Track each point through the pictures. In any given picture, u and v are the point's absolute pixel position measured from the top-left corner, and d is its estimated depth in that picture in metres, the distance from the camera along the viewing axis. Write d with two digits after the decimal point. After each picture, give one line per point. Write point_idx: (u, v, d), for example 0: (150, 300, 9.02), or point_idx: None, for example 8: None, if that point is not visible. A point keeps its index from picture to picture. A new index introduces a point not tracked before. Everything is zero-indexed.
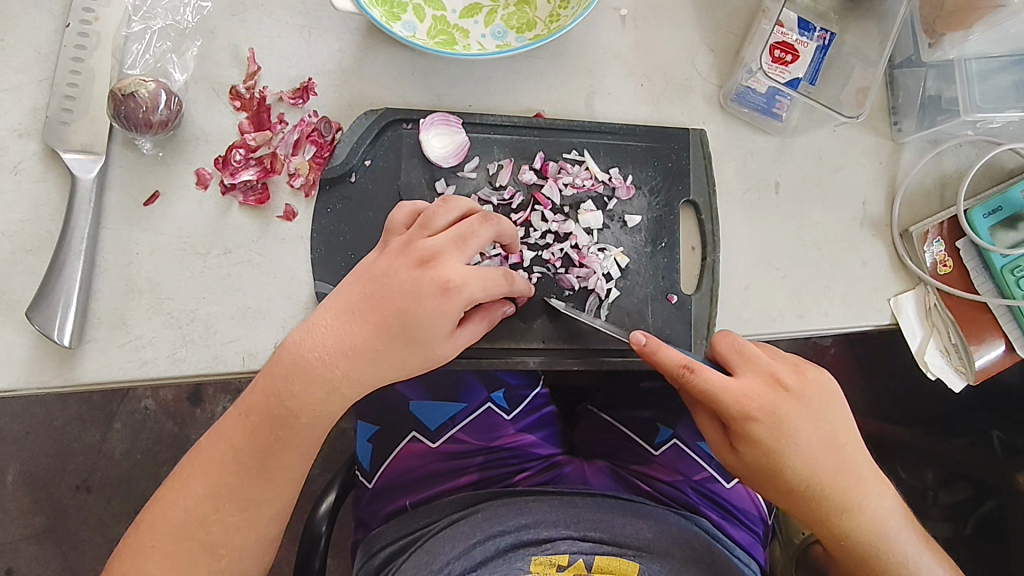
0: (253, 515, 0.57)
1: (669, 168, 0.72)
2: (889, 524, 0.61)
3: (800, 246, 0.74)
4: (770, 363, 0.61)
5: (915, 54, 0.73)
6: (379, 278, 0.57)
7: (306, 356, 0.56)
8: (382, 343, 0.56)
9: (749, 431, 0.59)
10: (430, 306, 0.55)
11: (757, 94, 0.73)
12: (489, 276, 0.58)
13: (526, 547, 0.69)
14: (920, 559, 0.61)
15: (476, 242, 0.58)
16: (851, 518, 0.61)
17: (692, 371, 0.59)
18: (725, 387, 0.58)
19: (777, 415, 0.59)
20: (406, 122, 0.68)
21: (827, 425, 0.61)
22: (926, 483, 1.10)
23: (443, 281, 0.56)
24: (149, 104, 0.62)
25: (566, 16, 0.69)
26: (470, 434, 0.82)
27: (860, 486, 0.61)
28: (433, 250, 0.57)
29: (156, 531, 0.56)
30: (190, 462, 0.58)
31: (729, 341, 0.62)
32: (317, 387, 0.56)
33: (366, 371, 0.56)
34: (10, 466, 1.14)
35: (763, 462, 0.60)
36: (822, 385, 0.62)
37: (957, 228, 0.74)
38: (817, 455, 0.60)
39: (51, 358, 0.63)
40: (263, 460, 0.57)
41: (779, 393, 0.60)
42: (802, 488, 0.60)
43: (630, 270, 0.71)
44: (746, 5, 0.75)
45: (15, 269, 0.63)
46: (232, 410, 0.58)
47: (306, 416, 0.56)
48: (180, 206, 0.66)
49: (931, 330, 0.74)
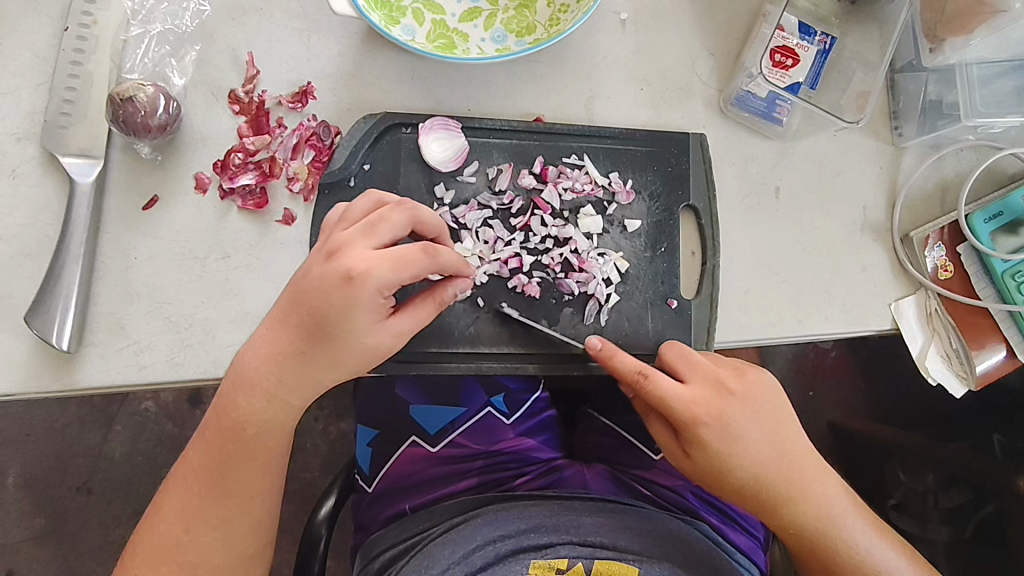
0: (224, 534, 0.58)
1: (668, 172, 0.72)
2: (840, 514, 0.63)
3: (800, 251, 0.74)
4: (714, 367, 0.63)
5: (916, 59, 0.73)
6: (297, 279, 0.55)
7: (242, 370, 0.57)
8: (307, 344, 0.55)
9: (698, 436, 0.60)
10: (338, 298, 0.53)
11: (757, 99, 0.73)
12: (399, 256, 0.54)
13: (526, 552, 0.69)
14: (873, 546, 0.63)
15: (386, 227, 0.55)
16: (801, 511, 0.62)
17: (648, 376, 0.61)
18: (675, 393, 0.60)
19: (725, 418, 0.60)
20: (405, 126, 0.68)
21: (770, 423, 0.63)
22: (927, 486, 1.08)
23: (345, 271, 0.53)
24: (148, 109, 0.62)
25: (565, 20, 0.69)
26: (469, 438, 0.82)
27: (807, 479, 0.63)
28: (341, 242, 0.55)
29: (138, 560, 0.58)
30: (164, 490, 0.60)
31: (676, 350, 0.64)
32: (255, 400, 0.57)
33: (297, 377, 0.57)
34: (10, 468, 1.14)
35: (714, 466, 0.61)
36: (764, 386, 0.64)
37: (958, 233, 0.74)
38: (764, 455, 0.62)
39: (49, 363, 0.62)
40: (218, 476, 0.58)
41: (725, 397, 0.62)
42: (753, 486, 0.62)
43: (629, 275, 0.71)
44: (747, 9, 0.75)
45: (14, 273, 0.63)
46: (195, 435, 0.60)
47: (252, 427, 0.57)
48: (178, 210, 0.66)
49: (931, 335, 0.73)
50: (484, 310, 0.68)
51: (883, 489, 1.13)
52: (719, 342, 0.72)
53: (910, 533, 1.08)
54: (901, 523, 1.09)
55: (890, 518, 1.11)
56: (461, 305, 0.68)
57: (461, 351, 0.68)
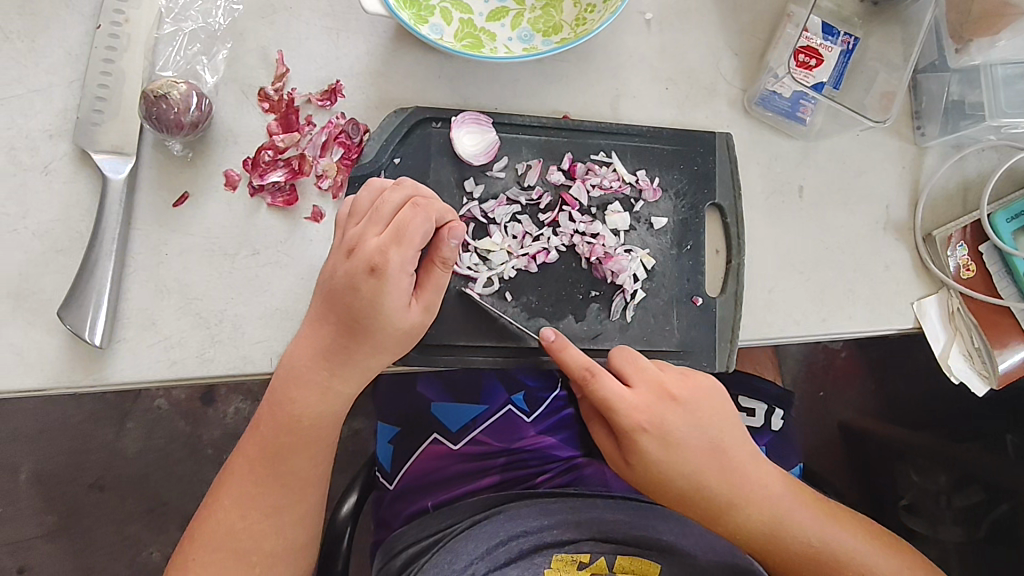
0: (278, 524, 0.61)
1: (694, 171, 0.72)
2: (787, 509, 0.66)
3: (823, 250, 0.74)
4: (657, 372, 0.65)
5: (939, 60, 0.73)
6: (323, 281, 0.58)
7: (293, 364, 0.59)
8: (346, 336, 0.57)
9: (636, 442, 0.63)
10: (363, 289, 0.56)
11: (781, 98, 0.73)
12: (401, 230, 0.55)
13: (548, 548, 0.70)
14: (823, 533, 0.66)
15: (387, 210, 0.57)
16: (744, 513, 0.65)
17: (594, 375, 0.63)
18: (618, 396, 0.62)
19: (661, 423, 0.63)
20: (434, 123, 0.68)
21: (707, 428, 0.65)
22: (939, 486, 1.06)
23: (367, 263, 0.55)
24: (181, 106, 0.63)
25: (593, 19, 0.69)
26: (490, 435, 0.81)
27: (748, 481, 0.65)
28: (354, 238, 0.57)
29: (198, 544, 0.60)
30: (221, 480, 0.61)
31: (628, 356, 0.65)
32: (309, 392, 0.58)
33: (345, 367, 0.58)
34: (24, 465, 1.14)
35: (652, 472, 0.64)
36: (706, 391, 0.66)
37: (980, 232, 0.74)
38: (700, 461, 0.64)
39: (81, 358, 0.63)
40: (274, 465, 0.59)
41: (664, 402, 0.64)
42: (693, 492, 0.64)
43: (655, 272, 0.71)
44: (771, 10, 0.76)
45: (46, 269, 0.64)
46: (248, 428, 0.62)
47: (306, 417, 0.59)
48: (209, 206, 0.66)
49: (954, 334, 0.73)
50: (515, 306, 0.68)
51: (895, 490, 1.12)
52: (743, 340, 0.72)
53: (922, 534, 1.06)
54: (912, 524, 1.07)
55: (902, 520, 1.09)
56: (491, 300, 0.68)
57: (489, 345, 0.68)
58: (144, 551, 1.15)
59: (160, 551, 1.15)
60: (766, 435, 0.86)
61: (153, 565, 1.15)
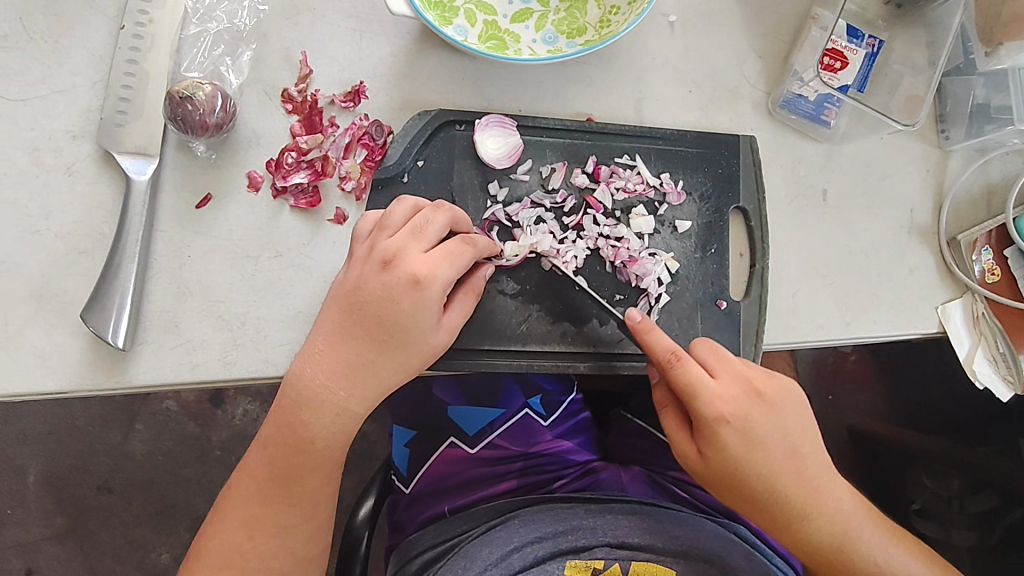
0: (289, 542, 0.60)
1: (719, 174, 0.72)
2: (856, 525, 0.63)
3: (846, 253, 0.74)
4: (745, 368, 0.62)
5: (966, 62, 0.73)
6: (352, 292, 0.57)
7: (305, 384, 0.57)
8: (373, 353, 0.56)
9: (718, 434, 0.59)
10: (405, 302, 0.56)
11: (806, 101, 0.72)
12: (453, 252, 0.57)
13: (562, 554, 0.69)
14: (890, 555, 0.63)
15: (433, 231, 0.58)
16: (813, 524, 0.61)
17: (681, 359, 0.59)
18: (705, 383, 0.59)
19: (746, 418, 0.59)
20: (458, 124, 0.68)
21: (791, 430, 0.61)
22: (951, 491, 1.05)
23: (411, 275, 0.55)
24: (206, 107, 0.62)
25: (617, 21, 0.68)
26: (509, 440, 0.80)
27: (825, 493, 0.62)
28: (393, 249, 0.56)
29: (201, 564, 0.59)
30: (224, 498, 0.61)
31: (716, 351, 0.62)
32: (322, 413, 0.57)
33: (364, 386, 0.57)
34: (31, 466, 1.13)
35: (728, 467, 0.59)
36: (791, 395, 0.62)
37: (1005, 236, 0.73)
38: (780, 462, 0.60)
39: (103, 360, 0.62)
40: (284, 486, 0.58)
41: (751, 398, 0.60)
42: (765, 493, 0.60)
43: (679, 276, 0.71)
44: (794, 12, 0.75)
45: (68, 271, 0.63)
46: (252, 447, 0.60)
47: (317, 440, 0.57)
48: (232, 208, 0.66)
49: (978, 339, 0.72)
50: (536, 309, 0.68)
51: (905, 494, 1.10)
52: (767, 344, 0.72)
53: (933, 538, 1.04)
54: (922, 528, 1.05)
55: (913, 524, 1.07)
56: (512, 302, 0.67)
57: (511, 348, 0.67)
58: (152, 554, 1.14)
59: (169, 553, 1.14)
60: None
61: (161, 567, 1.14)
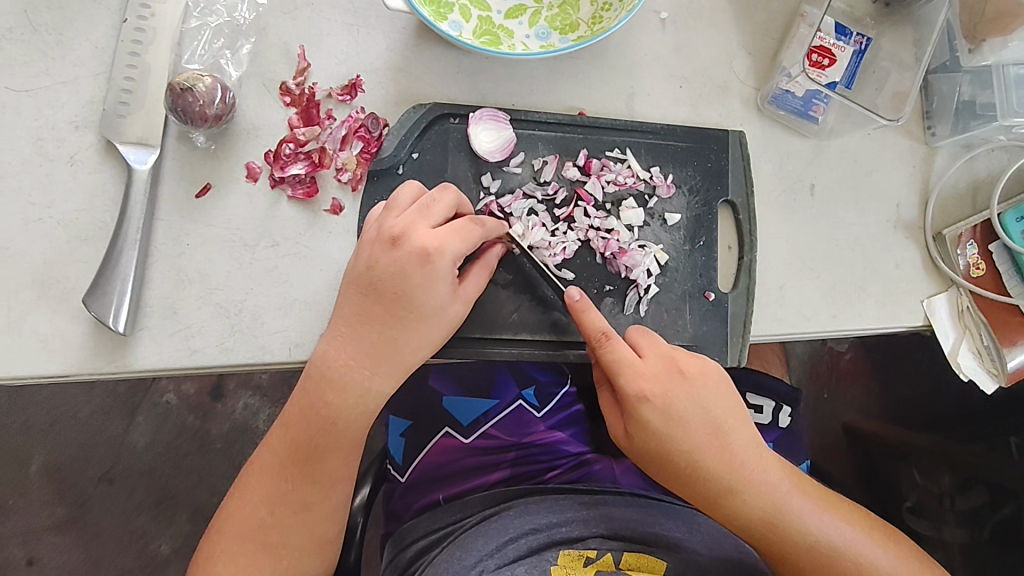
0: (307, 518, 0.61)
1: (708, 168, 0.73)
2: (786, 499, 0.63)
3: (834, 247, 0.75)
4: (669, 348, 0.65)
5: (951, 60, 0.74)
6: (365, 272, 0.59)
7: (326, 364, 0.59)
8: (395, 328, 0.58)
9: (638, 409, 0.61)
10: (419, 277, 0.58)
11: (794, 97, 0.74)
12: (461, 226, 0.59)
13: (557, 544, 0.69)
14: (823, 524, 0.63)
15: (439, 208, 0.60)
16: (740, 498, 0.63)
17: (609, 339, 0.62)
18: (628, 360, 0.62)
19: (667, 395, 0.62)
20: (452, 117, 0.70)
21: (712, 407, 0.63)
22: (942, 487, 1.05)
23: (421, 250, 0.58)
24: (205, 99, 0.64)
25: (608, 18, 0.70)
26: (502, 430, 0.81)
27: (748, 467, 0.63)
28: (402, 227, 0.59)
29: (222, 535, 0.61)
30: (247, 473, 0.62)
31: (644, 334, 0.65)
32: (351, 393, 0.59)
33: (388, 365, 0.59)
34: (34, 456, 1.15)
35: (649, 442, 0.62)
36: (712, 374, 0.65)
37: (990, 231, 0.74)
38: (703, 439, 0.62)
39: (104, 345, 0.64)
40: (308, 466, 0.60)
41: (672, 375, 0.63)
42: (689, 470, 0.62)
43: (669, 267, 0.72)
44: (783, 10, 0.77)
45: (70, 258, 0.65)
46: (277, 424, 0.62)
47: (343, 422, 0.59)
48: (231, 198, 0.67)
49: (963, 332, 0.74)
50: (529, 298, 0.69)
51: (900, 492, 1.11)
52: (755, 336, 0.73)
53: (925, 535, 1.05)
54: (915, 525, 1.06)
55: (907, 521, 1.07)
56: (506, 293, 0.69)
57: (504, 337, 0.69)
58: (153, 543, 1.15)
59: (169, 544, 1.15)
60: (774, 431, 0.87)
61: (161, 557, 1.15)
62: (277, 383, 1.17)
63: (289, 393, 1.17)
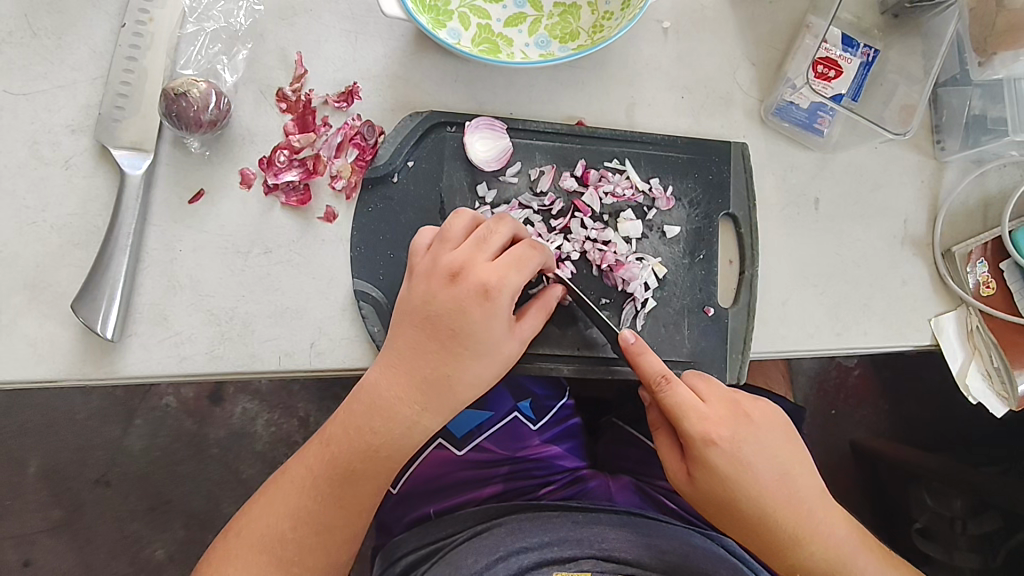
0: (328, 542, 0.59)
1: (709, 180, 0.72)
2: (848, 550, 0.62)
3: (838, 263, 0.73)
4: (732, 390, 0.63)
5: (961, 73, 0.72)
6: (421, 306, 0.58)
7: (378, 394, 0.58)
8: (449, 363, 0.57)
9: (706, 455, 0.59)
10: (476, 313, 0.56)
11: (798, 109, 0.72)
12: (520, 261, 0.58)
13: (550, 565, 0.65)
14: None
15: (497, 240, 0.58)
16: (806, 545, 0.61)
17: (669, 382, 0.60)
18: (693, 405, 0.60)
19: (736, 440, 0.60)
20: (449, 125, 0.69)
21: (779, 453, 0.62)
22: (953, 511, 1.01)
23: (480, 285, 0.56)
24: (200, 104, 0.64)
25: (609, 27, 0.69)
26: (494, 443, 0.80)
27: (814, 516, 0.61)
28: (459, 262, 0.57)
29: (237, 541, 0.59)
30: (277, 481, 0.61)
31: (699, 377, 0.64)
32: (396, 424, 0.58)
33: (436, 401, 0.58)
34: (31, 459, 1.15)
35: (717, 489, 0.60)
36: (773, 416, 0.64)
37: (1001, 249, 0.72)
38: (771, 485, 0.61)
39: (93, 351, 0.63)
40: (339, 487, 0.59)
41: (738, 419, 0.61)
42: (756, 517, 0.60)
43: (667, 281, 0.71)
44: (789, 20, 0.75)
45: (61, 261, 0.64)
46: (315, 439, 0.61)
47: (384, 450, 0.58)
48: (224, 205, 0.66)
49: (972, 353, 0.71)
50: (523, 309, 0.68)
51: (910, 514, 1.08)
52: (755, 353, 0.71)
53: (936, 558, 1.01)
54: (924, 548, 1.03)
55: (915, 544, 1.04)
56: None
57: None
58: (147, 548, 1.15)
59: (164, 549, 1.15)
60: None
61: (155, 563, 1.15)
62: (277, 388, 1.17)
63: (287, 399, 1.16)
